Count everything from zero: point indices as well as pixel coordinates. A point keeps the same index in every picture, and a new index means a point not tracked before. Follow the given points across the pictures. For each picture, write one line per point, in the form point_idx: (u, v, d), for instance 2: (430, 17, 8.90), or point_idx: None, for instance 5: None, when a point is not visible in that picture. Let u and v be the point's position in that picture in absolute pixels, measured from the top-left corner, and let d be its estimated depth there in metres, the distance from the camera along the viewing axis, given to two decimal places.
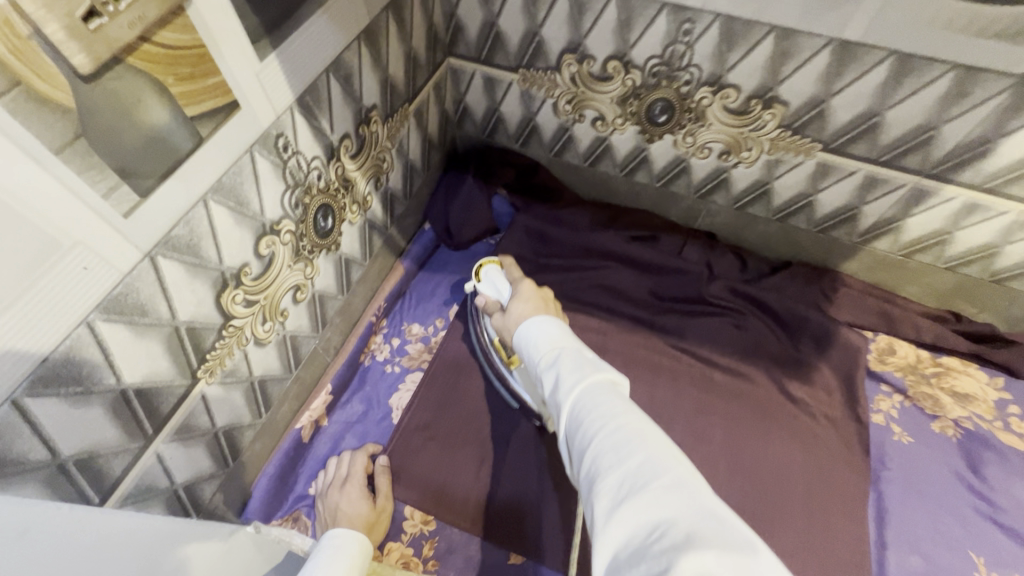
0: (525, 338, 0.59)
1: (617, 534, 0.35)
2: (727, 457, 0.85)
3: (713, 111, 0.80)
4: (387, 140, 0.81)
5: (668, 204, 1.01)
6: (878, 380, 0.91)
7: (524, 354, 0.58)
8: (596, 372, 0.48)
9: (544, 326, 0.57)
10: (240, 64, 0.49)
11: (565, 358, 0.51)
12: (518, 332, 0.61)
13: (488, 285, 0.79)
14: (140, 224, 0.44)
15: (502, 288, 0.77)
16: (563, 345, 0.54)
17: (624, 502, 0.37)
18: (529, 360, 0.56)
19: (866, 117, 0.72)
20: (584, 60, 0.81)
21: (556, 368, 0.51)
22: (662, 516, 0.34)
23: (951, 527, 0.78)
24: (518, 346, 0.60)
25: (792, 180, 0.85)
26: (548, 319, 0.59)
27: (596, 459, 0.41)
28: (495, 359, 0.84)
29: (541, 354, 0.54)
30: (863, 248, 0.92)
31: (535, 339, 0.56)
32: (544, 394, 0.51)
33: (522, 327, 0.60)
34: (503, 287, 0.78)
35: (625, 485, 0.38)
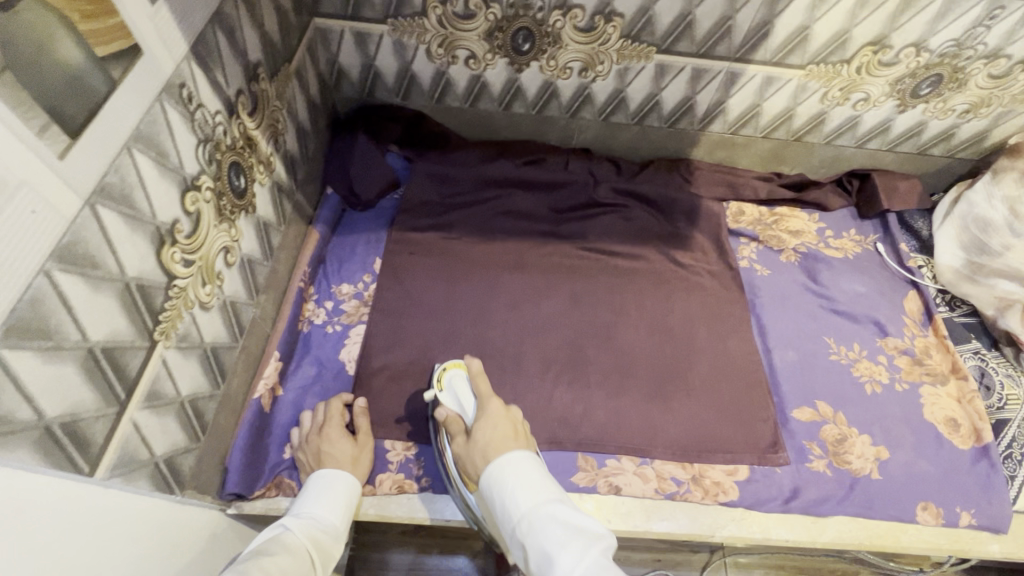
0: (500, 486, 0.67)
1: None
2: (644, 321, 1.01)
3: (567, 32, 0.93)
4: (276, 99, 0.82)
5: (546, 129, 1.14)
6: (737, 235, 1.13)
7: (502, 510, 0.66)
8: (579, 550, 0.57)
9: (518, 488, 0.66)
10: (138, 7, 0.50)
11: (548, 529, 0.60)
12: (489, 483, 0.68)
13: (453, 396, 0.81)
14: (76, 168, 0.44)
15: (468, 407, 0.79)
16: (542, 509, 0.63)
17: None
18: (510, 523, 0.64)
19: (681, 18, 0.90)
20: (447, 2, 0.89)
21: (541, 543, 0.60)
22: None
23: (808, 324, 1.03)
24: (491, 495, 0.68)
25: (641, 84, 1.02)
26: (521, 467, 0.68)
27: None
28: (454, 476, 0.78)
29: (523, 521, 0.63)
30: (704, 134, 1.13)
31: (514, 497, 0.65)
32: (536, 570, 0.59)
33: (490, 478, 0.68)
34: (468, 407, 0.79)
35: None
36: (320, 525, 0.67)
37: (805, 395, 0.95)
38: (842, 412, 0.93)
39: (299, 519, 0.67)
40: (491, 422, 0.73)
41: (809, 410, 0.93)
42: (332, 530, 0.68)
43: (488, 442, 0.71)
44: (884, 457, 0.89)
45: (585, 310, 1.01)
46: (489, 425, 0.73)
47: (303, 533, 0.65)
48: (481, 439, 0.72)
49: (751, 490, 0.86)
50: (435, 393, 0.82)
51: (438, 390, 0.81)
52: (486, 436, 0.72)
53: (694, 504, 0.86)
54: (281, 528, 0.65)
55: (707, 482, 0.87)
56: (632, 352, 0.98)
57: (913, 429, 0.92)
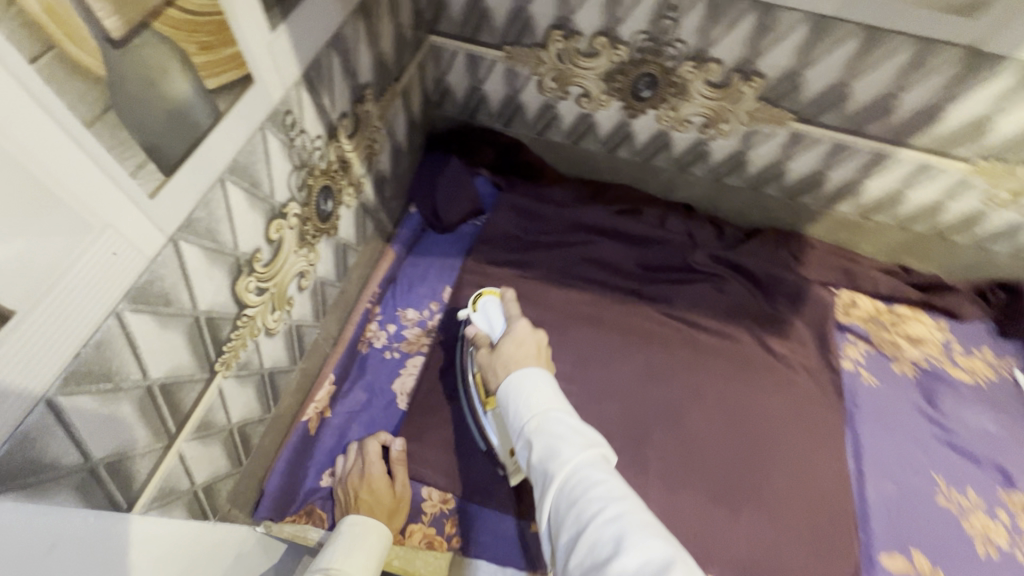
0: (512, 388, 0.60)
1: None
2: (721, 412, 0.90)
3: (696, 85, 0.84)
4: (378, 119, 0.78)
5: (649, 178, 1.05)
6: (845, 331, 1.00)
7: (509, 407, 0.59)
8: (591, 453, 0.52)
9: (532, 389, 0.59)
10: (256, 35, 0.46)
11: (557, 428, 0.54)
12: (505, 384, 0.61)
13: (483, 317, 0.79)
14: (165, 206, 0.42)
15: (496, 325, 0.76)
16: (553, 410, 0.57)
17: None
18: (515, 418, 0.58)
19: (833, 88, 0.78)
20: (571, 37, 0.82)
21: (545, 437, 0.54)
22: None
23: (916, 454, 0.88)
24: (502, 396, 0.61)
25: (767, 150, 0.91)
26: (539, 375, 0.61)
27: (594, 548, 0.45)
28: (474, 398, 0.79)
29: (530, 418, 0.56)
30: (827, 212, 1.00)
31: (524, 395, 0.58)
32: (531, 464, 0.54)
33: (508, 381, 0.61)
34: (495, 322, 0.77)
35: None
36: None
37: (897, 539, 0.82)
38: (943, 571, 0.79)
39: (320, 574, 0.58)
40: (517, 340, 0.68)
41: (901, 559, 0.80)
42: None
43: (510, 356, 0.65)
44: None
45: (658, 386, 0.92)
46: (515, 342, 0.68)
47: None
48: (504, 352, 0.66)
49: None
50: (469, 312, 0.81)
51: (470, 310, 0.80)
52: (509, 351, 0.66)
53: None
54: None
55: None
56: (702, 444, 0.88)
57: None
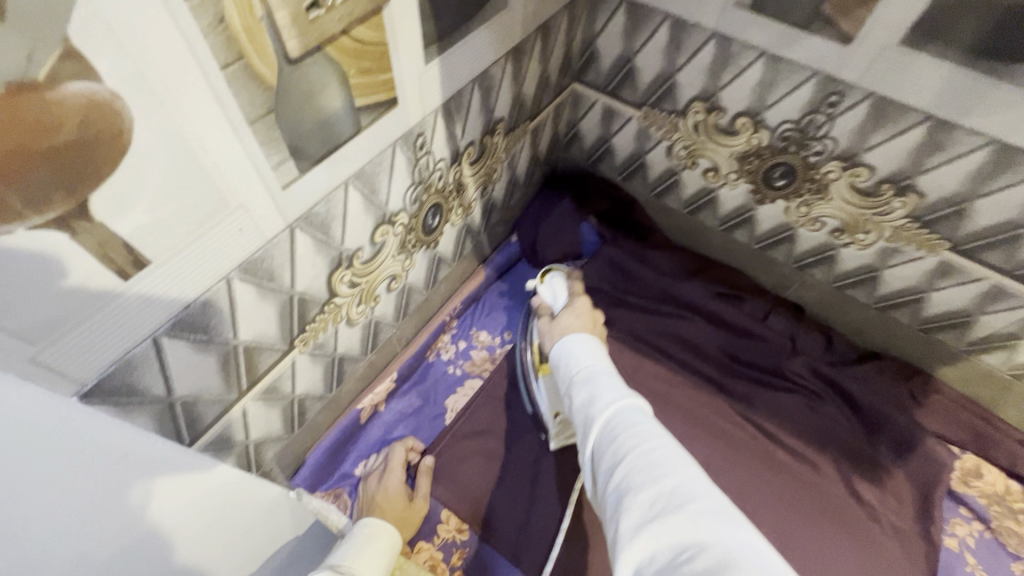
0: (565, 348, 0.58)
1: (642, 550, 0.36)
2: (777, 544, 0.80)
3: (838, 186, 0.77)
4: (503, 151, 0.82)
5: (762, 267, 0.98)
6: (957, 502, 0.85)
7: (559, 365, 0.57)
8: (636, 395, 0.48)
9: (580, 346, 0.57)
10: (409, 66, 0.51)
11: (604, 377, 0.51)
12: (558, 344, 0.60)
13: (549, 290, 0.80)
14: (293, 198, 0.47)
15: (560, 296, 0.77)
16: (602, 365, 0.54)
17: (655, 519, 0.37)
18: (565, 370, 0.55)
19: (1007, 226, 0.68)
20: (713, 111, 0.80)
21: (593, 384, 0.51)
22: (694, 539, 0.35)
23: None
24: (554, 357, 0.60)
25: (907, 272, 0.81)
26: (592, 339, 0.59)
27: (629, 473, 0.41)
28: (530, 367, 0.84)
29: (579, 370, 0.54)
30: (967, 358, 0.86)
31: (576, 352, 0.56)
32: (574, 410, 0.51)
33: (558, 346, 0.60)
34: (559, 295, 0.78)
35: (659, 502, 0.38)
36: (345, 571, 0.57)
37: None
38: None
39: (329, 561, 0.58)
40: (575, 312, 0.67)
41: None
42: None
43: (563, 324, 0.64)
44: None
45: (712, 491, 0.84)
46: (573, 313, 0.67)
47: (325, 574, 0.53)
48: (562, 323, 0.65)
49: None
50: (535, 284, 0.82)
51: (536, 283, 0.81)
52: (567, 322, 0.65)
53: None
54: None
55: None
56: None
57: None
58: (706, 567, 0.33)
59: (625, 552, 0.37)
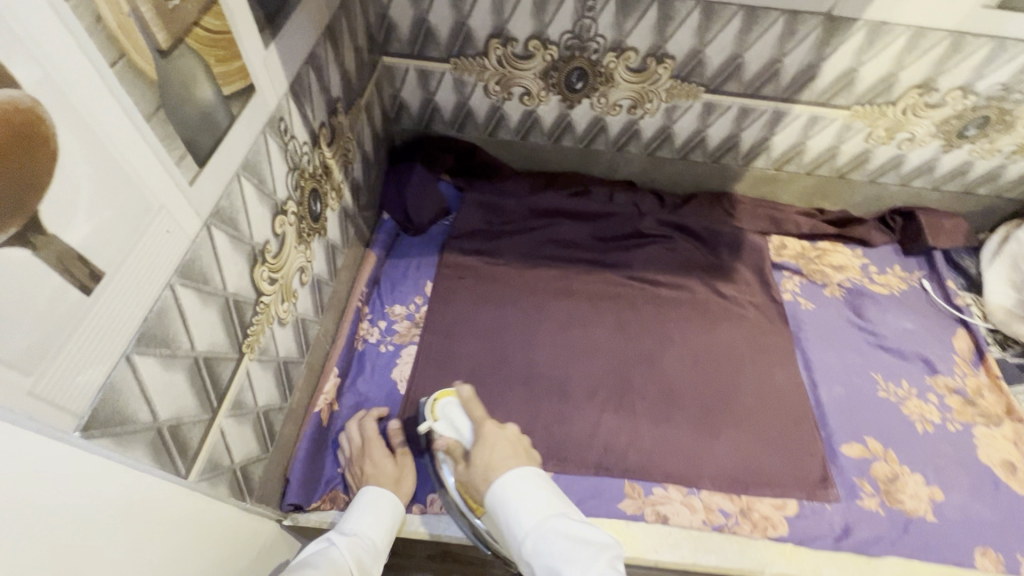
0: (502, 502, 0.65)
1: None
2: (688, 352, 1.02)
3: (619, 72, 0.98)
4: (350, 131, 0.88)
5: (593, 162, 1.18)
6: (781, 269, 1.14)
7: (505, 525, 0.64)
8: (594, 562, 0.56)
9: (515, 496, 0.64)
10: (254, 51, 0.55)
11: (550, 536, 0.59)
12: (491, 499, 0.66)
13: (449, 424, 0.78)
14: (200, 194, 0.49)
15: (466, 430, 0.77)
16: (545, 523, 0.61)
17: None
18: (512, 534, 0.63)
19: (731, 60, 0.94)
20: (507, 43, 0.95)
21: (545, 555, 0.58)
22: None
23: (856, 360, 1.02)
24: (495, 513, 0.66)
25: (687, 121, 1.06)
26: (521, 482, 0.66)
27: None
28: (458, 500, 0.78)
29: (529, 545, 0.60)
30: (747, 169, 1.16)
31: (517, 512, 0.63)
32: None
33: (495, 496, 0.66)
34: (462, 425, 0.78)
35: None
36: (363, 543, 0.69)
37: (853, 431, 0.95)
38: (893, 450, 0.92)
39: (344, 536, 0.69)
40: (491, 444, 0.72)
41: (858, 446, 0.93)
42: (373, 547, 0.69)
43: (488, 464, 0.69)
44: (939, 498, 0.87)
45: (630, 339, 1.03)
46: (489, 447, 0.72)
47: (348, 552, 0.66)
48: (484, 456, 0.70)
49: (801, 526, 0.85)
50: (429, 424, 0.79)
51: (432, 421, 0.79)
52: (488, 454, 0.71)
53: (743, 539, 0.84)
54: (327, 544, 0.67)
55: (756, 516, 0.86)
56: (676, 381, 0.99)
57: (969, 473, 0.90)
58: None
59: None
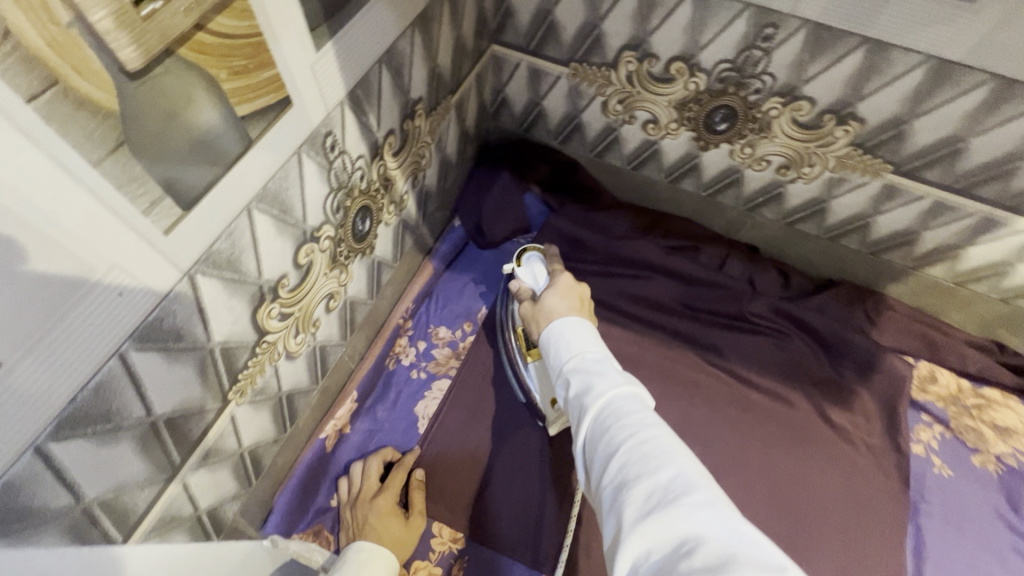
0: (554, 332, 0.53)
1: (639, 548, 0.35)
2: (765, 483, 0.82)
3: (780, 123, 0.74)
4: (428, 134, 0.74)
5: (712, 214, 0.96)
6: (918, 409, 0.89)
7: (548, 351, 0.53)
8: (631, 378, 0.46)
9: (569, 322, 0.53)
10: (298, 57, 0.42)
11: (594, 361, 0.48)
12: (544, 326, 0.56)
13: (529, 270, 0.73)
14: (181, 241, 0.38)
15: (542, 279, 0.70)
16: (593, 348, 0.50)
17: (654, 515, 0.36)
18: (553, 357, 0.52)
19: (946, 142, 0.67)
20: (645, 59, 0.75)
21: (584, 367, 0.48)
22: (691, 535, 0.34)
23: (990, 567, 0.77)
24: (541, 339, 0.56)
25: (852, 200, 0.81)
26: (580, 320, 0.54)
27: (624, 465, 0.40)
28: (516, 352, 0.81)
29: (567, 353, 0.50)
30: (914, 273, 0.89)
31: (565, 334, 0.52)
32: (566, 394, 0.48)
33: (547, 331, 0.55)
34: (540, 276, 0.72)
35: (662, 499, 0.37)
36: None
37: None
38: None
39: None
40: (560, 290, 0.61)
41: None
42: None
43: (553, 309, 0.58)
44: None
45: (696, 443, 0.85)
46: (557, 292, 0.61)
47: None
48: (548, 304, 0.59)
49: None
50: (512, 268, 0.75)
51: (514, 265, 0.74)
52: (553, 303, 0.59)
53: None
54: None
55: None
56: None
57: None
58: (707, 564, 0.32)
59: (625, 546, 0.36)
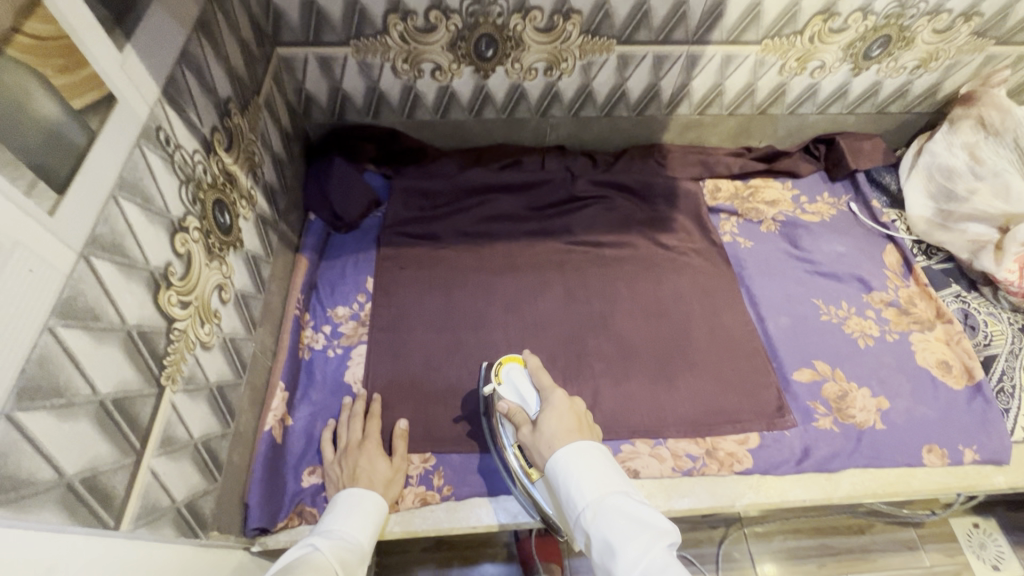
0: (562, 473, 0.66)
1: None
2: (640, 306, 1.03)
3: (528, 34, 0.95)
4: (250, 132, 0.82)
5: (519, 130, 1.16)
6: (717, 212, 1.16)
7: (565, 496, 0.65)
8: (652, 552, 0.55)
9: (583, 470, 0.65)
10: (106, 57, 0.49)
11: (612, 520, 0.59)
12: (551, 465, 0.68)
13: (514, 390, 0.81)
14: (66, 223, 0.44)
15: (532, 401, 0.80)
16: (608, 502, 0.61)
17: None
18: (572, 508, 0.64)
19: (637, 7, 0.93)
20: (407, 17, 0.91)
21: (605, 534, 0.58)
22: None
23: (797, 289, 1.06)
24: (554, 480, 0.68)
25: (605, 77, 1.04)
26: (591, 456, 0.67)
27: None
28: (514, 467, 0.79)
29: (591, 521, 0.61)
30: (671, 117, 1.16)
31: (578, 483, 0.64)
32: (600, 563, 0.58)
33: (555, 461, 0.68)
34: (527, 396, 0.81)
35: None
36: (346, 543, 0.66)
37: (801, 357, 0.98)
38: (839, 369, 0.96)
39: (329, 539, 0.66)
40: (557, 414, 0.74)
41: (808, 370, 0.96)
42: (357, 546, 0.67)
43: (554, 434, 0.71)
44: (885, 407, 0.92)
45: (581, 302, 1.03)
46: (554, 416, 0.73)
47: (332, 554, 0.63)
48: (548, 429, 0.72)
49: (764, 455, 0.88)
50: (495, 387, 0.83)
51: (498, 384, 0.83)
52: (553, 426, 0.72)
53: (712, 478, 0.88)
54: (311, 548, 0.63)
55: (722, 454, 0.88)
56: (632, 338, 1.00)
57: (910, 377, 0.95)
58: None
59: None
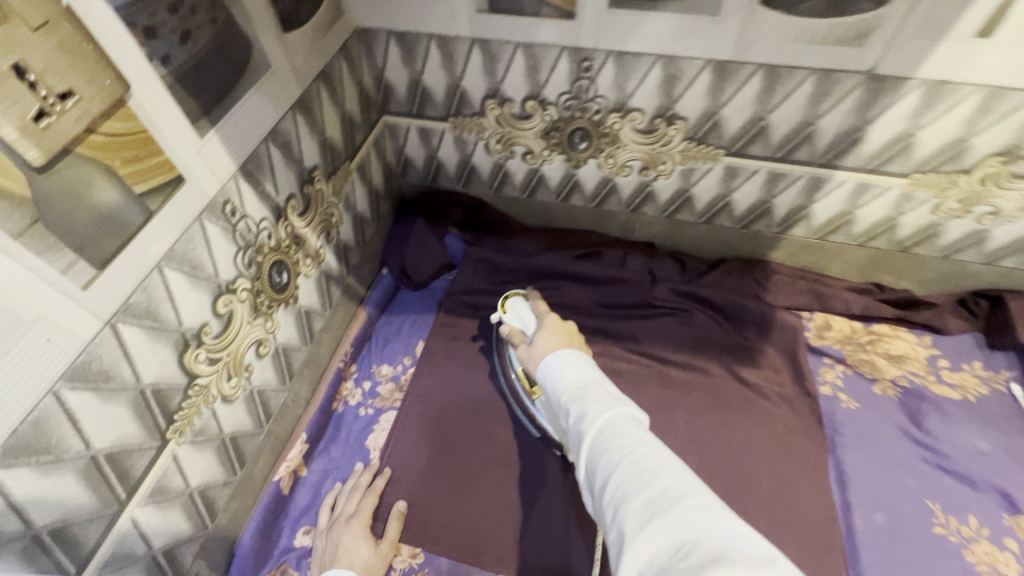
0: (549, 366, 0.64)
1: (641, 552, 0.40)
2: (694, 446, 0.89)
3: (625, 133, 0.89)
4: (333, 195, 0.87)
5: (606, 222, 1.09)
6: (820, 354, 0.98)
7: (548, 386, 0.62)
8: (626, 412, 0.53)
9: (566, 363, 0.62)
10: (185, 144, 0.55)
11: (589, 393, 0.56)
12: (540, 364, 0.66)
13: (516, 317, 0.83)
14: (98, 296, 0.48)
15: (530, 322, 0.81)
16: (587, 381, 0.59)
17: (650, 515, 0.42)
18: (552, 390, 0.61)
19: (752, 121, 0.82)
20: (504, 103, 0.91)
21: (580, 401, 0.56)
22: (687, 536, 0.39)
23: (905, 481, 0.84)
24: (540, 377, 0.65)
25: (707, 184, 0.94)
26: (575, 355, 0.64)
27: (620, 484, 0.45)
28: (520, 392, 0.89)
29: (567, 390, 0.59)
30: (784, 237, 1.01)
31: (560, 370, 0.62)
32: (568, 426, 0.56)
33: (544, 361, 0.66)
34: (527, 317, 0.82)
35: (653, 502, 0.43)
36: None
37: None
38: None
39: None
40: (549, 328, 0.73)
41: None
42: None
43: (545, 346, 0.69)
44: None
45: None
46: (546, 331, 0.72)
47: None
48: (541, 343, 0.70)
49: None
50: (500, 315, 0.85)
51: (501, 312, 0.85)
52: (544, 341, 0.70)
53: None
54: None
55: None
56: None
57: None
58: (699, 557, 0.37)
59: (628, 552, 0.40)
